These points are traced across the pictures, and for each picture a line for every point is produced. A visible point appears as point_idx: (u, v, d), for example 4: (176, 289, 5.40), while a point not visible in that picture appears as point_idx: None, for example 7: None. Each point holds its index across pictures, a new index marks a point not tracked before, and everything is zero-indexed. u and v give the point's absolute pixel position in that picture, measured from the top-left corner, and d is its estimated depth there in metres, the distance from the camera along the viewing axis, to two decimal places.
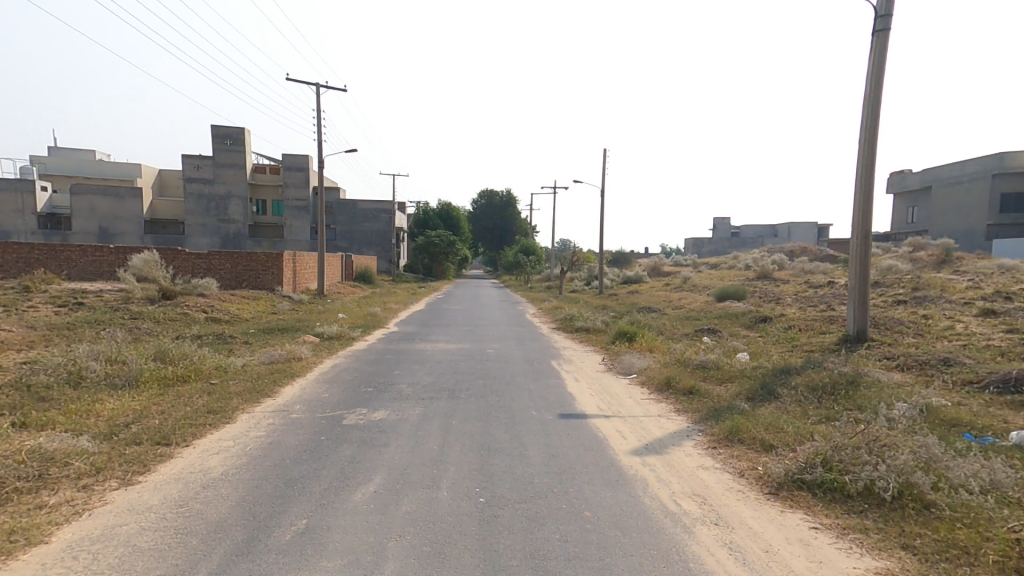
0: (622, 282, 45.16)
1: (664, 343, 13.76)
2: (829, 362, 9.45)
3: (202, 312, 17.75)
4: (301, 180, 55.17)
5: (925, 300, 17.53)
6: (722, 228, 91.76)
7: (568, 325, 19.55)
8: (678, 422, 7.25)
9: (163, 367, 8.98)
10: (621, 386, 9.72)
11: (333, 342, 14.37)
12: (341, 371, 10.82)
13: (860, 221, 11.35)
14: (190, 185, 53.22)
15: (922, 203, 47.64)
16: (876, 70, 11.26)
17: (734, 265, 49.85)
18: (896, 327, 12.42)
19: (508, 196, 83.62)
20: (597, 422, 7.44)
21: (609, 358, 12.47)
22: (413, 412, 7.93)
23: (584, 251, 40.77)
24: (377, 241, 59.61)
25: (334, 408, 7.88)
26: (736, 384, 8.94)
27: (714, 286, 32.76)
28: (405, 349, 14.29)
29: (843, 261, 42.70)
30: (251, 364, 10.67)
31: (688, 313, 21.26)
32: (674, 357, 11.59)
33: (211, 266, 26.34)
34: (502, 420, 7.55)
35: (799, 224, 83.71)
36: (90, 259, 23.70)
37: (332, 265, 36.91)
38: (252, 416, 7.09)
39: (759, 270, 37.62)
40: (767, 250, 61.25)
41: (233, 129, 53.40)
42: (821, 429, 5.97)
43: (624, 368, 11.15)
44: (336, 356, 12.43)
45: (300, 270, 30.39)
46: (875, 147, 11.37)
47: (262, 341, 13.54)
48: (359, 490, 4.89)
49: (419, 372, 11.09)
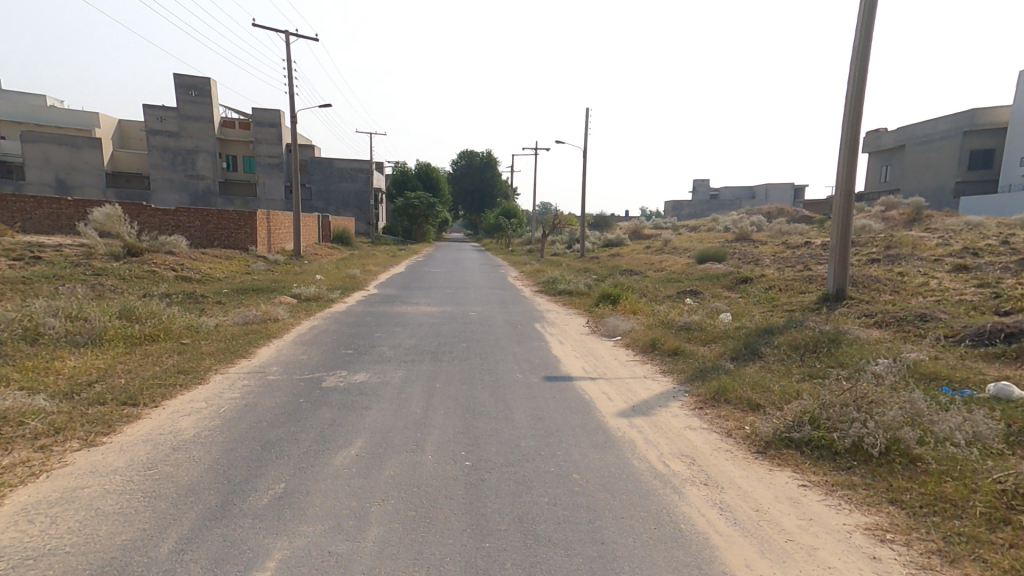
0: (603, 244, 45.07)
1: (647, 305, 13.75)
2: (810, 321, 9.50)
3: (171, 270, 17.04)
4: (273, 136, 53.05)
5: (898, 258, 17.83)
6: (702, 190, 91.91)
7: (550, 288, 19.41)
8: (663, 383, 7.23)
9: (129, 325, 8.57)
10: (606, 348, 9.68)
11: (310, 303, 13.99)
12: (319, 333, 10.54)
13: (844, 178, 11.24)
14: (154, 139, 50.69)
15: (895, 161, 48.15)
16: (866, 19, 10.90)
17: (713, 227, 50.10)
18: (874, 284, 12.55)
19: (489, 156, 82.11)
20: (582, 384, 7.39)
21: (593, 320, 12.41)
22: (395, 374, 7.75)
23: (565, 213, 40.43)
24: (354, 201, 58.10)
25: (312, 370, 7.64)
26: (720, 344, 8.95)
27: (694, 247, 32.88)
28: (385, 311, 14.00)
29: (819, 222, 43.18)
30: (225, 324, 10.28)
31: (669, 275, 21.31)
32: (658, 319, 11.57)
33: (180, 224, 25.31)
34: (487, 383, 7.44)
35: (777, 185, 84.27)
36: (48, 213, 22.52)
37: (308, 227, 35.90)
38: (225, 376, 6.82)
39: (738, 232, 37.82)
40: (745, 211, 61.62)
41: (198, 79, 50.65)
42: (806, 388, 5.98)
43: (608, 330, 11.10)
44: (314, 318, 12.10)
45: (275, 231, 29.49)
46: (862, 101, 11.15)
47: (236, 301, 13.11)
48: (339, 454, 4.71)
49: (400, 335, 10.87)
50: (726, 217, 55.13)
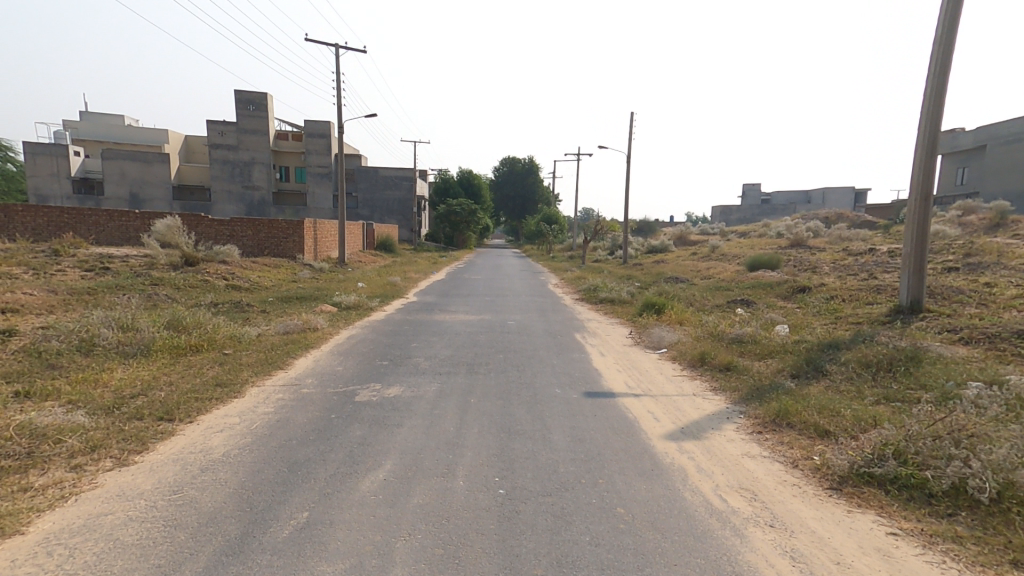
0: (648, 251, 43.97)
1: (694, 315, 13.06)
2: (881, 336, 8.67)
3: (223, 279, 17.61)
4: (322, 147, 54.78)
5: (979, 267, 16.32)
6: (753, 195, 88.51)
7: (592, 296, 18.89)
8: (715, 402, 6.66)
9: (176, 335, 8.72)
10: (651, 361, 9.14)
11: (351, 311, 14.06)
12: (357, 342, 10.48)
13: (921, 180, 10.30)
14: (214, 152, 53.26)
15: (974, 162, 44.69)
16: (951, 7, 9.93)
17: (766, 233, 47.96)
18: (955, 296, 11.42)
19: (531, 163, 82.06)
20: (626, 401, 6.91)
21: (637, 331, 11.85)
22: (430, 387, 7.51)
23: (609, 219, 39.67)
24: (398, 209, 59.19)
25: (347, 382, 7.49)
26: (778, 360, 8.27)
27: (746, 254, 31.47)
28: (424, 320, 13.89)
29: (885, 227, 40.55)
30: (267, 334, 10.37)
31: (719, 283, 20.38)
32: (707, 330, 10.91)
33: (233, 233, 26.28)
34: (524, 398, 7.09)
35: (835, 190, 80.17)
36: (115, 224, 23.85)
37: (353, 234, 36.71)
38: (261, 390, 6.76)
39: (794, 238, 35.98)
40: (801, 217, 58.75)
41: (255, 94, 52.89)
42: (884, 414, 5.31)
43: (653, 341, 10.53)
44: (354, 327, 12.10)
45: (321, 239, 30.23)
46: (944, 97, 10.18)
47: (281, 309, 13.32)
48: (367, 478, 4.46)
49: (437, 344, 10.67)
50: (780, 222, 52.77)
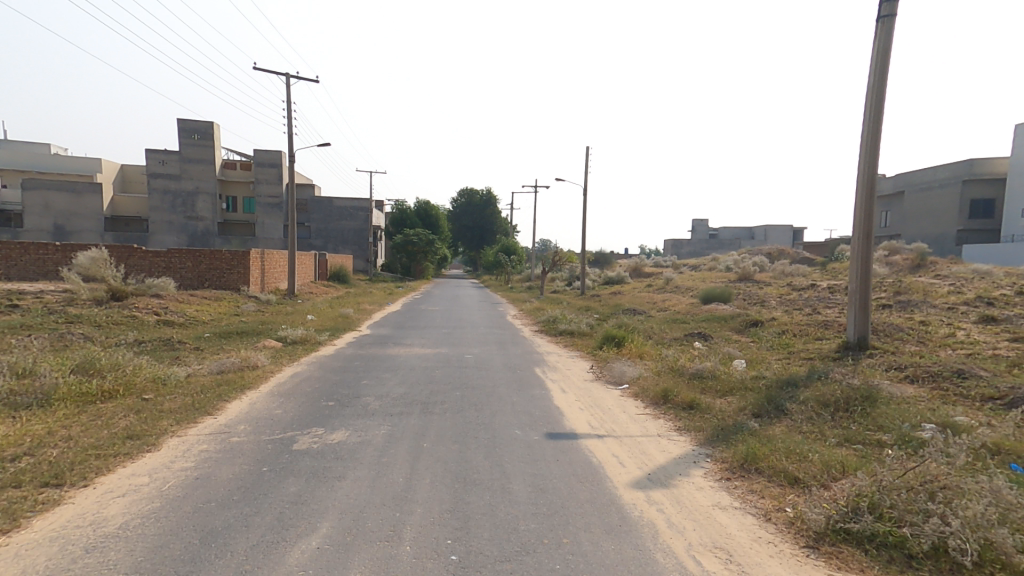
0: (603, 283, 44.56)
1: (654, 349, 12.96)
2: (835, 372, 8.71)
3: (154, 315, 16.32)
4: (274, 176, 53.31)
5: (911, 304, 17.19)
6: (701, 230, 92.22)
7: (551, 328, 18.65)
8: (680, 444, 6.35)
9: (86, 381, 7.80)
10: (613, 398, 8.81)
11: (296, 347, 13.22)
12: (301, 381, 9.69)
13: (862, 219, 10.66)
14: (155, 180, 50.86)
15: (894, 207, 48.27)
16: (882, 58, 10.52)
17: (715, 267, 49.69)
18: (897, 333, 11.79)
19: (489, 194, 82.67)
20: (589, 443, 6.51)
21: (598, 365, 11.59)
22: (379, 431, 6.88)
23: (565, 251, 40.02)
24: (353, 240, 57.95)
25: (285, 428, 6.77)
26: (738, 397, 8.11)
27: (697, 288, 32.30)
28: (376, 355, 13.17)
29: (822, 264, 42.81)
30: (198, 375, 9.50)
31: (674, 316, 20.61)
32: (667, 365, 10.78)
33: (171, 265, 24.70)
34: (481, 442, 6.57)
35: (776, 226, 84.60)
36: (36, 255, 21.98)
37: (304, 265, 35.40)
38: (181, 441, 5.97)
39: (741, 272, 37.33)
40: (746, 252, 61.45)
41: (200, 123, 51.16)
42: (852, 458, 5.12)
43: (615, 376, 10.26)
44: (298, 364, 11.29)
45: (269, 269, 28.91)
46: (878, 142, 10.67)
47: (216, 346, 12.34)
48: (297, 546, 3.85)
49: (389, 382, 10.01)
50: (727, 257, 54.93)
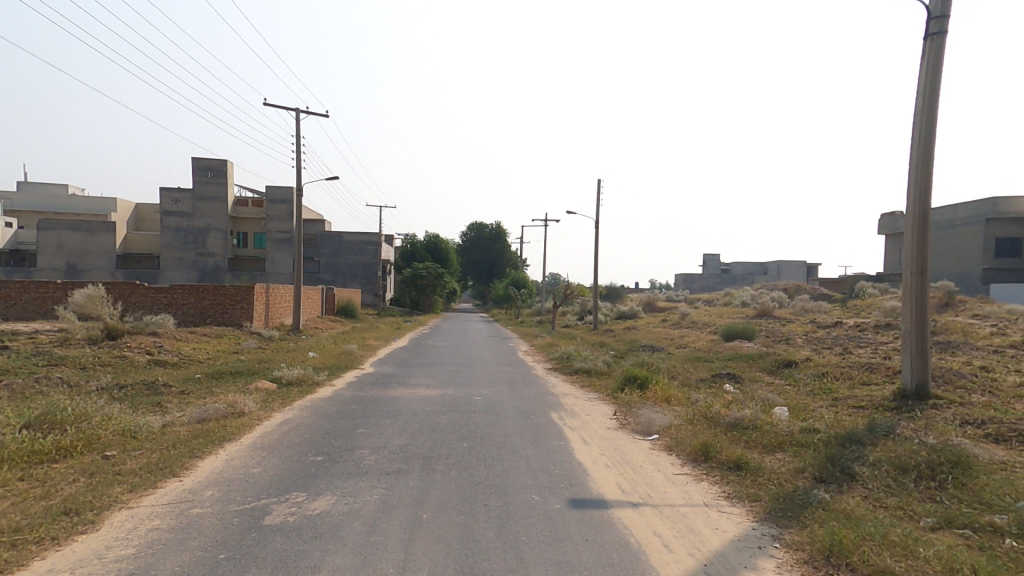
0: (616, 318, 43.49)
1: (681, 392, 11.80)
2: (902, 428, 7.55)
3: (146, 354, 15.50)
4: (284, 211, 53.48)
5: (954, 345, 16.03)
6: (712, 265, 91.22)
7: (566, 366, 17.53)
8: (736, 519, 5.19)
9: (40, 436, 6.85)
10: (643, 452, 7.68)
11: (291, 389, 12.28)
12: (289, 431, 8.61)
13: (916, 254, 9.67)
14: (168, 217, 51.17)
15: None
16: (930, 80, 9.69)
17: (730, 302, 48.56)
18: (958, 380, 10.60)
19: (498, 228, 82.57)
20: (624, 516, 5.36)
21: (622, 410, 10.45)
22: (370, 496, 5.78)
23: (577, 285, 39.08)
24: (363, 274, 57.62)
25: (258, 495, 5.69)
26: (793, 455, 6.98)
27: (715, 324, 31.20)
28: (377, 396, 12.10)
29: (843, 300, 41.51)
30: (177, 425, 8.52)
31: (695, 353, 19.51)
32: (699, 412, 9.62)
33: (172, 300, 24.00)
34: (492, 512, 5.44)
35: (788, 262, 83.65)
36: (34, 294, 21.45)
37: (310, 299, 34.75)
38: (129, 520, 4.93)
39: (759, 308, 36.16)
40: (761, 287, 60.17)
41: (216, 160, 51.71)
42: (977, 562, 3.99)
43: (641, 425, 9.08)
44: (289, 409, 10.26)
45: (273, 304, 28.24)
46: (931, 169, 9.76)
47: (205, 390, 11.41)
48: None
49: (388, 430, 8.93)
50: (742, 292, 53.80)
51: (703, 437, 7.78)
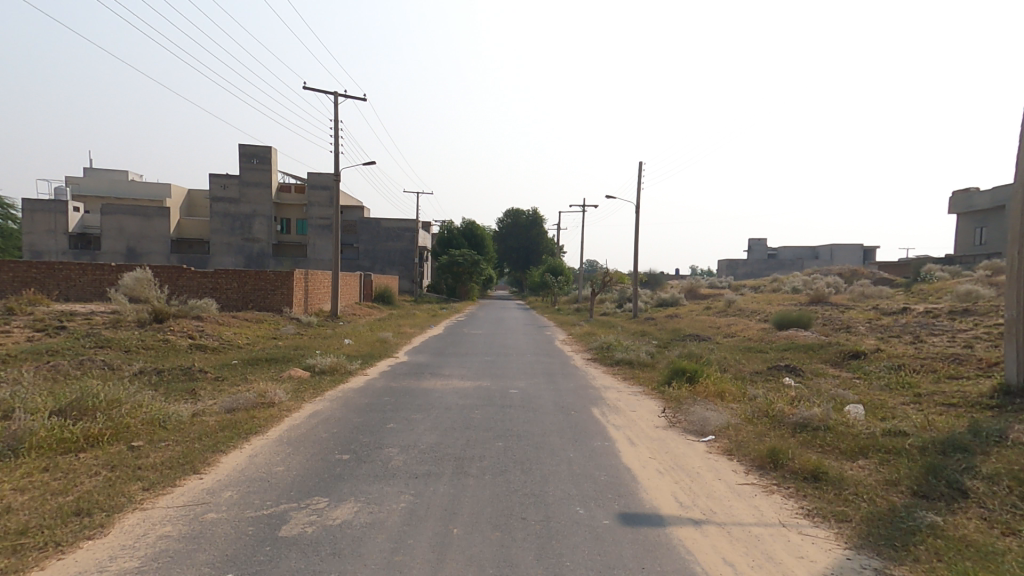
0: (658, 305, 42.16)
1: (737, 386, 10.85)
2: (1014, 433, 6.51)
3: (189, 338, 15.61)
4: (325, 199, 54.19)
5: None
6: (760, 249, 87.53)
7: (608, 355, 16.71)
8: (823, 545, 4.39)
9: (69, 423, 6.63)
10: (699, 456, 6.89)
11: (325, 377, 12.01)
12: (317, 424, 8.22)
13: None
14: (216, 205, 52.67)
15: (993, 222, 43.51)
16: None
17: (780, 288, 46.30)
18: None
19: (536, 214, 81.53)
20: (685, 536, 4.63)
21: (672, 406, 9.64)
22: (397, 505, 5.23)
23: (618, 271, 37.94)
24: (400, 261, 57.97)
25: (279, 498, 5.24)
26: (882, 464, 6.04)
27: (766, 311, 29.62)
28: (411, 387, 11.68)
29: (907, 286, 38.80)
30: (206, 414, 8.25)
31: (748, 343, 18.35)
32: (760, 409, 8.70)
33: (216, 286, 24.44)
34: (532, 528, 4.80)
35: (843, 246, 79.37)
36: (89, 278, 22.14)
37: (349, 286, 34.99)
38: (142, 526, 4.52)
39: (814, 294, 34.13)
40: (815, 272, 57.16)
41: (259, 149, 52.70)
42: None
43: (695, 425, 8.25)
44: (321, 399, 9.94)
45: (313, 291, 28.48)
46: None
47: (240, 376, 11.24)
48: None
49: (420, 426, 8.41)
50: (791, 278, 51.29)
51: (770, 442, 6.93)
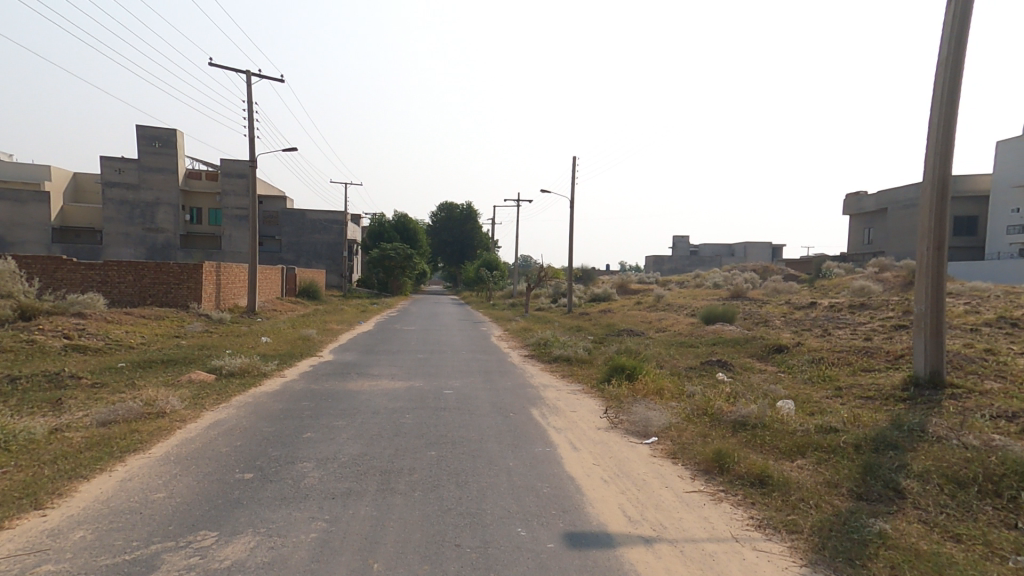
0: (589, 300, 42.77)
1: (673, 383, 10.72)
2: (934, 426, 6.65)
3: (65, 338, 13.52)
4: (242, 187, 50.30)
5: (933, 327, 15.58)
6: (682, 247, 91.59)
7: (543, 353, 16.28)
8: (778, 562, 4.05)
9: None
10: (641, 461, 6.51)
11: (231, 382, 10.68)
12: (217, 437, 7.07)
13: (935, 226, 8.76)
14: (113, 190, 47.40)
15: (878, 223, 47.96)
16: (958, 29, 8.68)
17: (701, 284, 48.45)
18: (968, 366, 9.81)
19: (469, 208, 80.53)
20: (635, 558, 4.14)
21: (612, 408, 9.31)
22: (304, 535, 4.39)
23: (551, 266, 37.97)
24: (327, 254, 55.05)
25: (149, 537, 4.23)
26: (821, 463, 5.92)
27: (689, 305, 30.65)
28: (333, 390, 10.63)
29: (811, 281, 41.81)
30: (71, 431, 6.87)
31: (676, 338, 18.67)
32: (698, 407, 8.51)
33: (109, 279, 21.69)
34: (466, 557, 4.14)
35: (754, 244, 84.82)
36: None
37: (269, 281, 32.53)
38: None
39: (732, 289, 35.85)
40: (731, 268, 60.52)
41: (164, 130, 47.91)
42: None
43: (636, 426, 7.94)
44: (223, 408, 8.71)
45: (226, 285, 26.10)
46: (953, 130, 8.82)
47: (124, 385, 9.69)
48: None
49: (342, 435, 7.47)
50: (712, 274, 53.86)
51: (713, 444, 6.67)
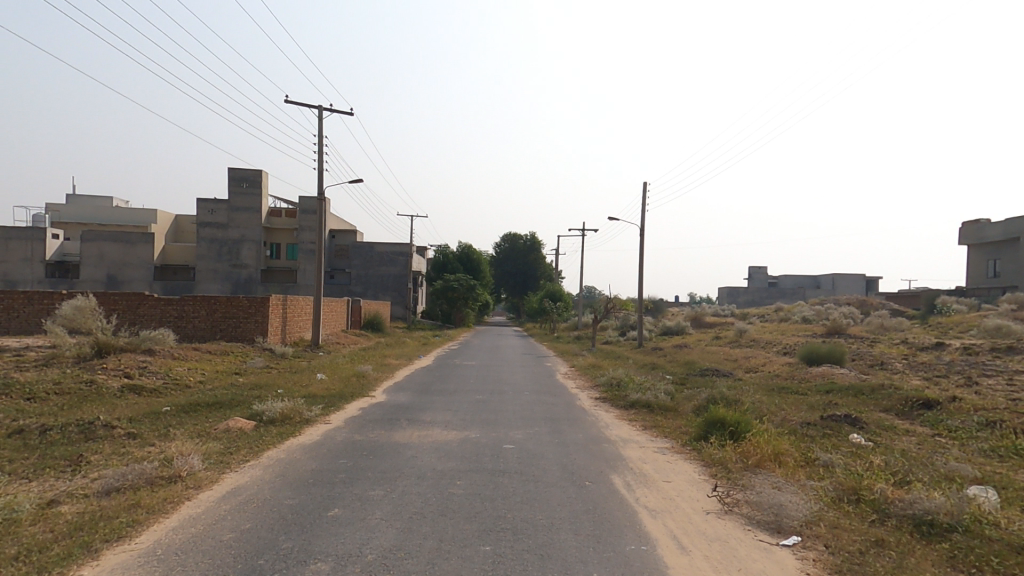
0: (662, 334, 39.95)
1: (798, 446, 8.47)
2: None
3: (123, 377, 13.16)
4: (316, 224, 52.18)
5: None
6: (760, 277, 85.57)
7: (619, 396, 14.23)
8: None
9: None
10: None
11: (274, 430, 9.59)
12: (225, 514, 5.74)
13: None
14: (202, 230, 50.52)
15: (1006, 254, 41.96)
16: None
17: (788, 318, 44.16)
18: None
19: (533, 239, 79.83)
20: None
21: (722, 480, 7.21)
22: None
23: (621, 298, 35.68)
24: (393, 286, 55.73)
25: None
26: None
27: (781, 342, 27.34)
28: (378, 441, 9.24)
29: (926, 318, 36.74)
30: (66, 505, 5.86)
31: (777, 381, 16.04)
32: (850, 490, 6.34)
33: (182, 314, 22.01)
34: None
35: (844, 276, 77.83)
36: (34, 308, 19.79)
37: (334, 313, 32.54)
38: None
39: (829, 324, 31.94)
40: (822, 302, 55.17)
41: (250, 171, 50.79)
42: None
43: (765, 513, 5.89)
44: (252, 466, 7.49)
45: (292, 318, 26.10)
46: None
47: (161, 434, 8.79)
48: None
49: (376, 512, 5.96)
50: (800, 307, 49.21)
51: (904, 569, 4.52)
